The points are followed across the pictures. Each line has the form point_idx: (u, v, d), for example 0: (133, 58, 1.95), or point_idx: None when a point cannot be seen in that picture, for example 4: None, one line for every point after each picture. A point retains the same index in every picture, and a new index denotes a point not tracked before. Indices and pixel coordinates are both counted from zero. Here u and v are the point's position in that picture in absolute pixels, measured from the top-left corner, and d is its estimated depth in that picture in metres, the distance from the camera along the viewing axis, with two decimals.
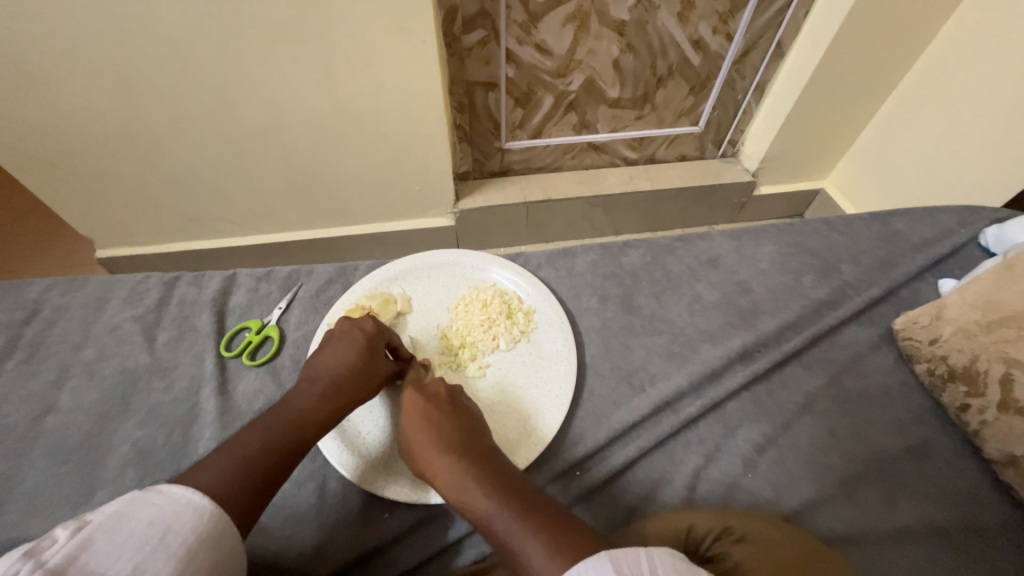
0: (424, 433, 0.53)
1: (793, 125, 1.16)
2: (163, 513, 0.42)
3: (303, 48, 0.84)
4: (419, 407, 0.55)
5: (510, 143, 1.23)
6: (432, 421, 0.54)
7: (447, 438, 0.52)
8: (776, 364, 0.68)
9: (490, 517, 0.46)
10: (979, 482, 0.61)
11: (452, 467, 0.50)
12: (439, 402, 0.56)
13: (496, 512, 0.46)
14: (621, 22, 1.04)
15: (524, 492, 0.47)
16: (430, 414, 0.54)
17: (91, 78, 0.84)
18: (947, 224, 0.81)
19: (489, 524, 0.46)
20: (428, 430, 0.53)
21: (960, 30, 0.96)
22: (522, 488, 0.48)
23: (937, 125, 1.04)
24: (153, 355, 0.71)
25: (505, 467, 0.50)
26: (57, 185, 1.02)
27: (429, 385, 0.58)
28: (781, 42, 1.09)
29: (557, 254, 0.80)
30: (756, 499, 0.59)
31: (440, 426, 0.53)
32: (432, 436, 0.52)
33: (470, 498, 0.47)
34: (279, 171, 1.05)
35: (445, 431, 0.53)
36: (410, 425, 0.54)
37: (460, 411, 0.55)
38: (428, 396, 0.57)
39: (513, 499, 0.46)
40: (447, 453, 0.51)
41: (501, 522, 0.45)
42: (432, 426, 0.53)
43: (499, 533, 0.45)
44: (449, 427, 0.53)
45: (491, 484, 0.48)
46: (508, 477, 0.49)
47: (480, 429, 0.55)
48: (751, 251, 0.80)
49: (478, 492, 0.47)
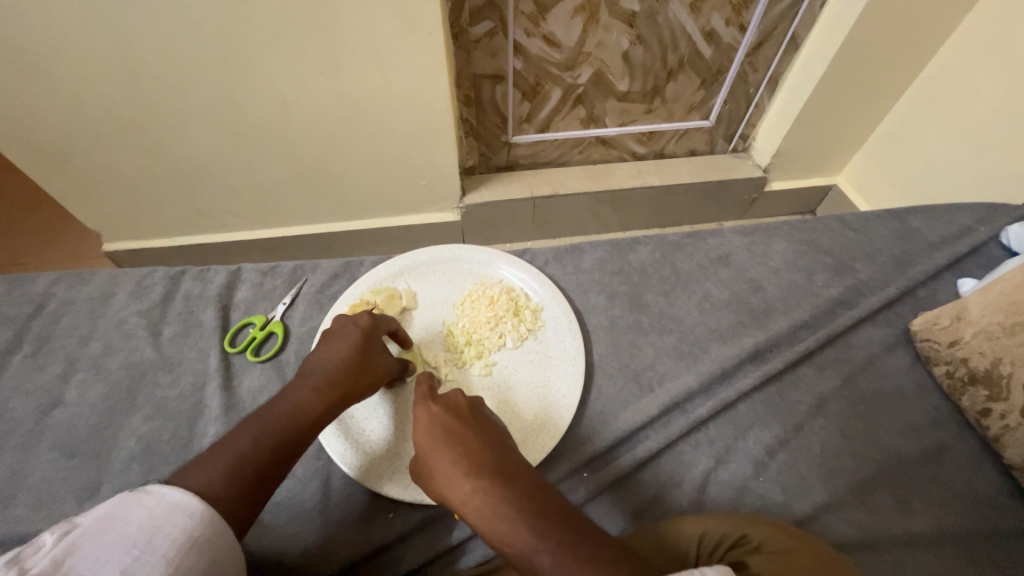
0: (448, 452, 0.49)
1: (806, 120, 1.13)
2: (152, 515, 0.41)
3: (309, 41, 0.83)
4: (441, 423, 0.51)
5: (517, 137, 1.22)
6: (457, 439, 0.50)
7: (476, 458, 0.48)
8: (789, 364, 0.67)
9: (533, 551, 0.42)
10: (997, 487, 0.60)
11: (486, 490, 0.46)
12: (461, 417, 0.52)
13: (541, 546, 0.42)
14: (632, 13, 1.01)
15: (567, 521, 0.44)
16: (454, 432, 0.50)
17: (95, 71, 0.83)
18: (966, 222, 0.79)
19: (531, 558, 0.42)
20: (453, 450, 0.49)
21: (981, 22, 0.93)
22: (565, 516, 0.44)
23: (956, 120, 1.01)
24: (158, 350, 0.71)
25: (543, 490, 0.47)
26: (64, 178, 1.02)
27: (446, 397, 0.54)
28: (796, 34, 1.06)
29: (565, 250, 0.79)
30: (766, 502, 0.58)
31: (467, 444, 0.49)
32: (459, 455, 0.48)
33: (509, 528, 0.44)
34: (285, 165, 1.04)
35: (473, 450, 0.49)
36: (431, 443, 0.50)
37: (486, 428, 0.51)
38: (449, 410, 0.52)
39: (557, 529, 0.43)
40: (478, 474, 0.47)
41: (545, 554, 0.42)
42: (457, 444, 0.49)
43: (543, 567, 0.41)
44: (477, 445, 0.49)
45: (530, 511, 0.44)
46: (548, 503, 0.45)
47: (508, 445, 0.51)
48: (763, 248, 0.79)
49: (518, 521, 0.43)
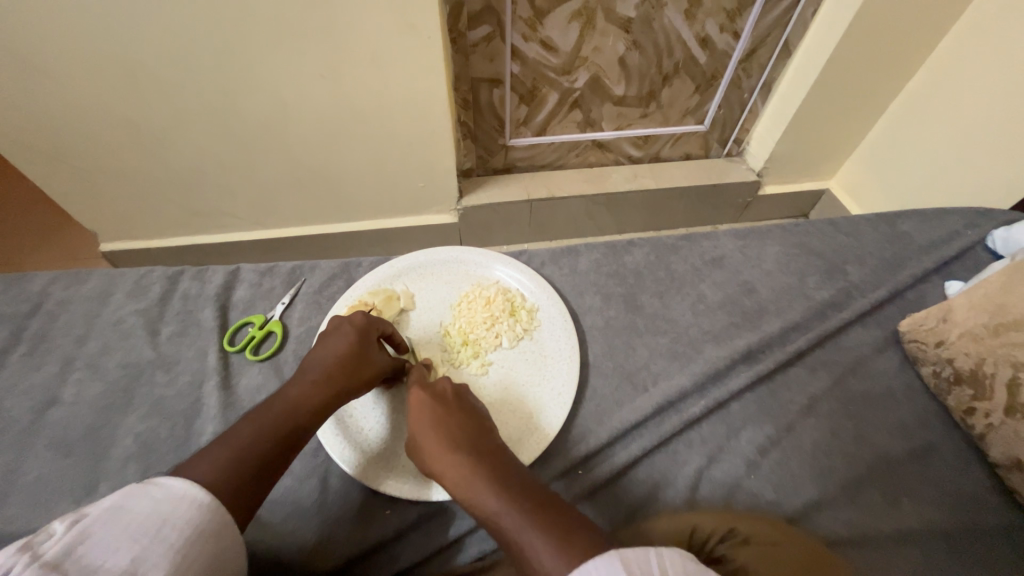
0: (430, 430, 0.52)
1: (799, 125, 1.15)
2: (160, 505, 0.42)
3: (309, 43, 0.84)
4: (424, 405, 0.54)
5: (514, 140, 1.23)
6: (439, 419, 0.53)
7: (455, 436, 0.51)
8: (780, 365, 0.68)
9: (498, 515, 0.44)
10: (983, 485, 0.61)
11: (460, 463, 0.48)
12: (445, 399, 0.55)
13: (504, 508, 0.44)
14: (628, 19, 1.03)
15: (533, 489, 0.46)
16: (437, 413, 0.53)
17: (96, 71, 0.84)
18: (954, 226, 0.80)
19: (496, 522, 0.44)
20: (435, 429, 0.52)
21: (969, 30, 0.95)
22: (532, 486, 0.46)
23: (945, 125, 1.03)
24: (157, 349, 0.71)
25: (515, 465, 0.49)
26: (62, 178, 1.03)
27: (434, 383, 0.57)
28: (789, 41, 1.08)
29: (560, 252, 0.80)
30: (758, 501, 0.59)
31: (448, 423, 0.52)
32: (440, 434, 0.51)
33: (478, 495, 0.46)
34: (283, 166, 1.05)
35: (454, 430, 0.52)
36: (415, 422, 0.53)
37: (467, 411, 0.54)
38: (434, 393, 0.55)
39: (522, 496, 0.45)
40: (455, 450, 0.49)
41: (508, 519, 0.43)
42: (440, 423, 0.52)
43: (506, 530, 0.43)
44: (457, 425, 0.52)
45: (500, 481, 0.46)
46: (517, 475, 0.47)
47: (488, 428, 0.53)
48: (755, 251, 0.80)
49: (486, 489, 0.46)
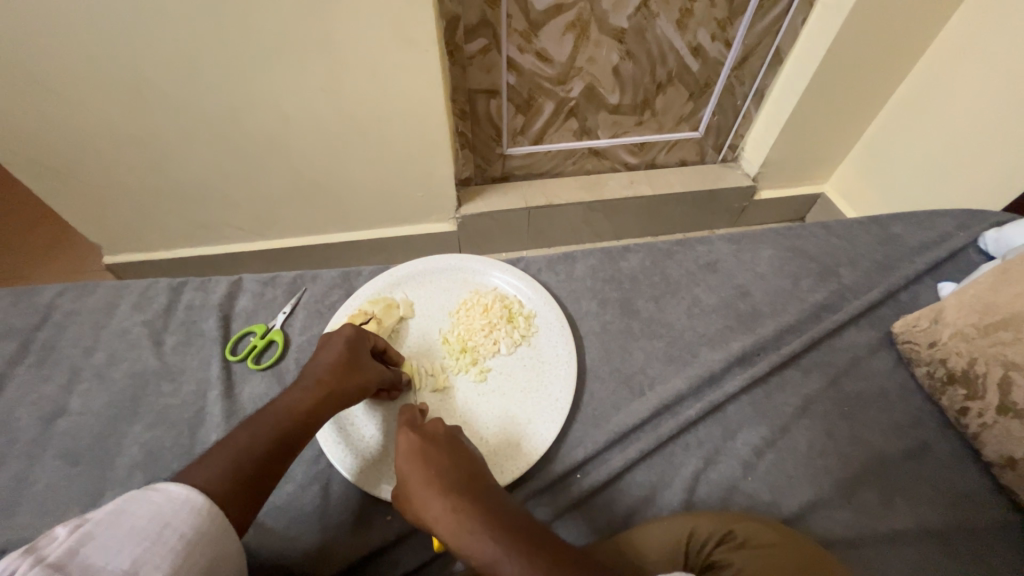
0: (421, 471, 0.52)
1: (792, 131, 1.17)
2: (161, 509, 0.43)
3: (307, 58, 0.86)
4: (415, 447, 0.53)
5: (511, 149, 1.24)
6: (431, 461, 0.52)
7: (448, 480, 0.51)
8: (775, 367, 0.69)
9: (498, 562, 0.45)
10: (978, 485, 0.61)
11: (455, 509, 0.48)
12: (436, 440, 0.54)
13: (505, 556, 0.45)
14: (621, 30, 1.05)
15: (530, 533, 0.47)
16: (427, 452, 0.53)
17: (100, 88, 0.86)
18: (946, 228, 0.81)
19: (495, 569, 0.45)
20: (427, 472, 0.51)
21: (957, 35, 0.97)
22: (529, 530, 0.47)
23: (935, 129, 1.04)
24: (161, 358, 0.73)
25: (510, 507, 0.50)
26: (67, 192, 1.04)
27: (424, 423, 0.56)
28: (780, 49, 1.10)
29: (557, 259, 0.81)
30: (754, 502, 0.60)
31: (440, 464, 0.52)
32: (431, 474, 0.51)
33: (475, 541, 0.46)
34: (285, 178, 1.07)
35: (446, 471, 0.52)
36: (405, 463, 0.53)
37: (458, 448, 0.54)
38: (425, 433, 0.55)
39: (518, 541, 0.46)
40: (448, 494, 0.50)
41: (509, 568, 0.44)
42: (432, 467, 0.52)
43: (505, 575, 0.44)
44: (450, 465, 0.52)
45: (497, 526, 0.47)
46: (512, 519, 0.48)
47: (481, 469, 0.54)
48: (750, 254, 0.81)
49: (483, 536, 0.46)
